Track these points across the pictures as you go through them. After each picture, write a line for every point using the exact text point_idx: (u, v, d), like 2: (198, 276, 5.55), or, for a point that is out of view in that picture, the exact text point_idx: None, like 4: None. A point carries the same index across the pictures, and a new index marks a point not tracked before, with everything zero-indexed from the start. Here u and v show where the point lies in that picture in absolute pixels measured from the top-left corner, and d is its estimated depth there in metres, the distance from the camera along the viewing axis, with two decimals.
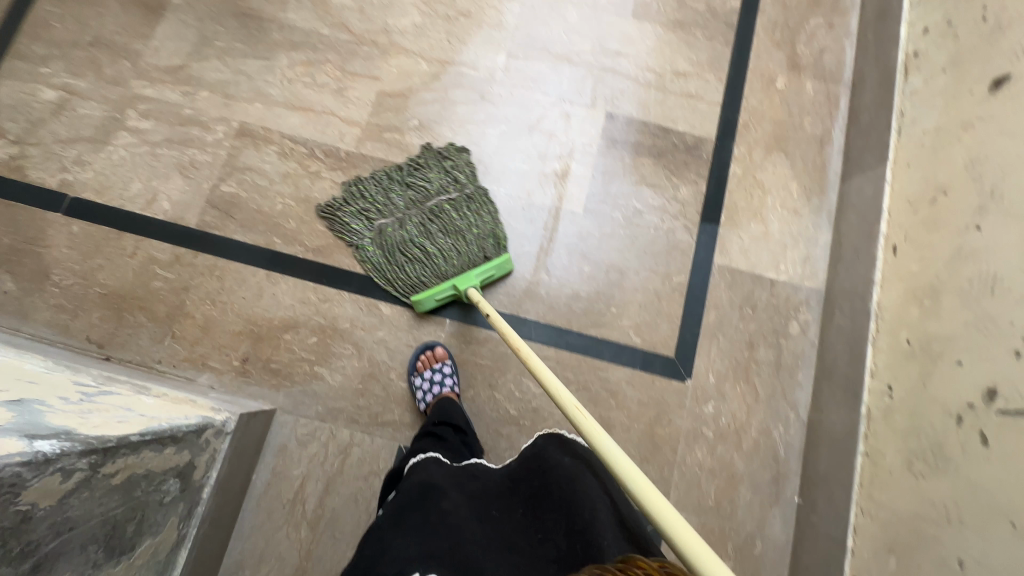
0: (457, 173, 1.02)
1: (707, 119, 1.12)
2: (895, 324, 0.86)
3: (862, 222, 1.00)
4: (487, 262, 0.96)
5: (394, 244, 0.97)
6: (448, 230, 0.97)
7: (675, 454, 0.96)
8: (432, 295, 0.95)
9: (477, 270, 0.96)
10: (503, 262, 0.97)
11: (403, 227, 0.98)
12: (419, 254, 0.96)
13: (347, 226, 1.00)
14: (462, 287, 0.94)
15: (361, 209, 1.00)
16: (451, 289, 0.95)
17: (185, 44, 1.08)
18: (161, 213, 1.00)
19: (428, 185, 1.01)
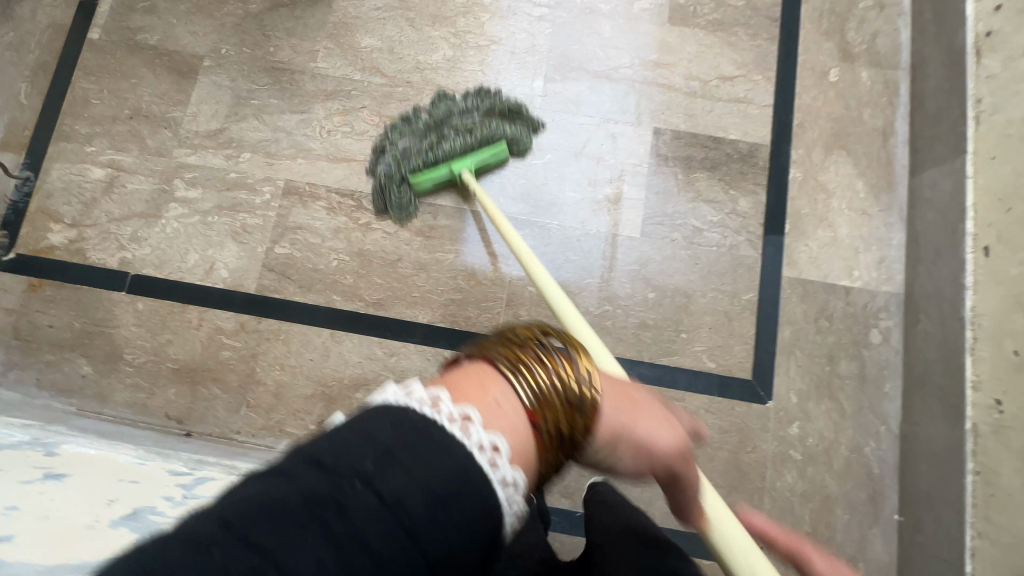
0: (483, 96, 1.05)
1: (759, 123, 1.07)
2: (996, 333, 0.83)
3: (943, 220, 0.94)
4: (483, 150, 1.01)
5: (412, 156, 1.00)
6: (460, 131, 1.01)
7: (764, 481, 0.93)
8: (429, 176, 0.99)
9: (472, 156, 1.01)
10: (498, 150, 1.02)
11: (421, 132, 1.02)
12: (425, 146, 1.00)
13: (374, 152, 1.04)
14: (456, 168, 0.99)
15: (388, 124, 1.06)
16: (447, 173, 1.00)
17: (222, 106, 1.08)
18: (220, 282, 1.01)
19: (452, 101, 1.05)
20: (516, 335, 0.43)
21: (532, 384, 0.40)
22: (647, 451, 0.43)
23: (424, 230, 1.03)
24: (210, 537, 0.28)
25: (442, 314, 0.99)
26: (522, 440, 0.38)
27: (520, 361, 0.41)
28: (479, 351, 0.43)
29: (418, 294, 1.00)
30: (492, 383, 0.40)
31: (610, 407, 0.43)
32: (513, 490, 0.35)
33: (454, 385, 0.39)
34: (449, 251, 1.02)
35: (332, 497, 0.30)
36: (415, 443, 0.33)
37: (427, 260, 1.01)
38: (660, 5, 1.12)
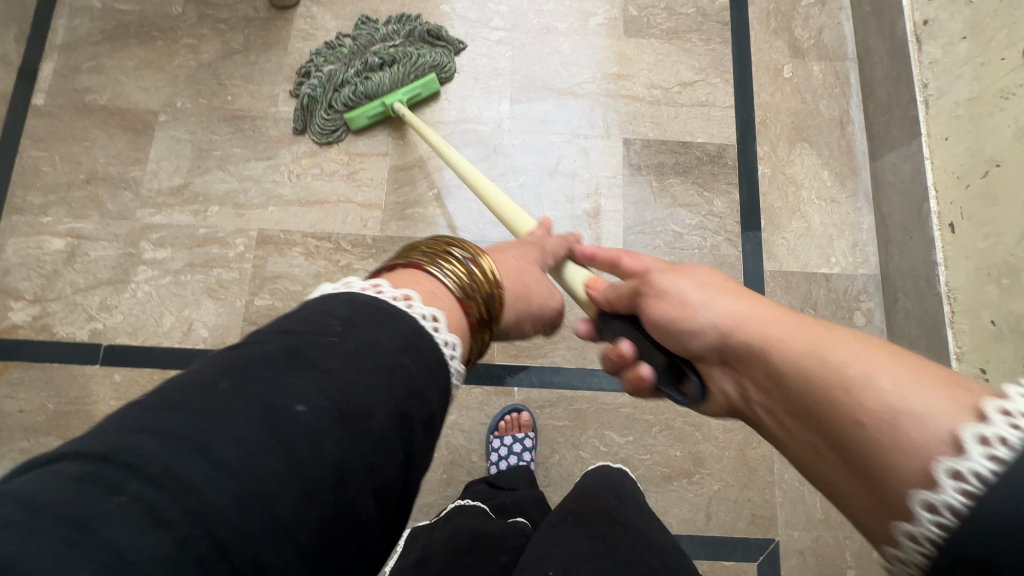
0: (403, 23, 1.09)
1: (724, 125, 1.10)
2: (972, 305, 0.85)
3: (907, 201, 0.98)
4: (414, 82, 1.04)
5: (337, 81, 1.03)
6: (386, 62, 1.05)
7: (773, 474, 0.95)
8: (363, 112, 1.02)
9: (404, 88, 1.04)
10: (429, 82, 1.05)
11: (346, 62, 1.06)
12: (354, 79, 1.04)
13: (301, 78, 1.07)
14: (388, 101, 1.02)
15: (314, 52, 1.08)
16: (380, 107, 1.03)
17: (183, 161, 1.04)
18: (201, 342, 0.97)
19: (375, 32, 1.08)
20: (428, 249, 0.49)
21: (453, 275, 0.47)
22: (540, 317, 0.62)
23: None
24: (214, 380, 0.30)
25: None
26: (457, 319, 0.44)
27: (439, 260, 0.48)
28: (401, 259, 0.48)
29: None
30: (421, 276, 0.45)
31: (512, 280, 0.58)
32: (454, 350, 0.40)
33: (393, 280, 0.43)
34: None
35: (313, 346, 0.33)
36: (371, 313, 0.37)
37: None
38: (614, 19, 1.14)
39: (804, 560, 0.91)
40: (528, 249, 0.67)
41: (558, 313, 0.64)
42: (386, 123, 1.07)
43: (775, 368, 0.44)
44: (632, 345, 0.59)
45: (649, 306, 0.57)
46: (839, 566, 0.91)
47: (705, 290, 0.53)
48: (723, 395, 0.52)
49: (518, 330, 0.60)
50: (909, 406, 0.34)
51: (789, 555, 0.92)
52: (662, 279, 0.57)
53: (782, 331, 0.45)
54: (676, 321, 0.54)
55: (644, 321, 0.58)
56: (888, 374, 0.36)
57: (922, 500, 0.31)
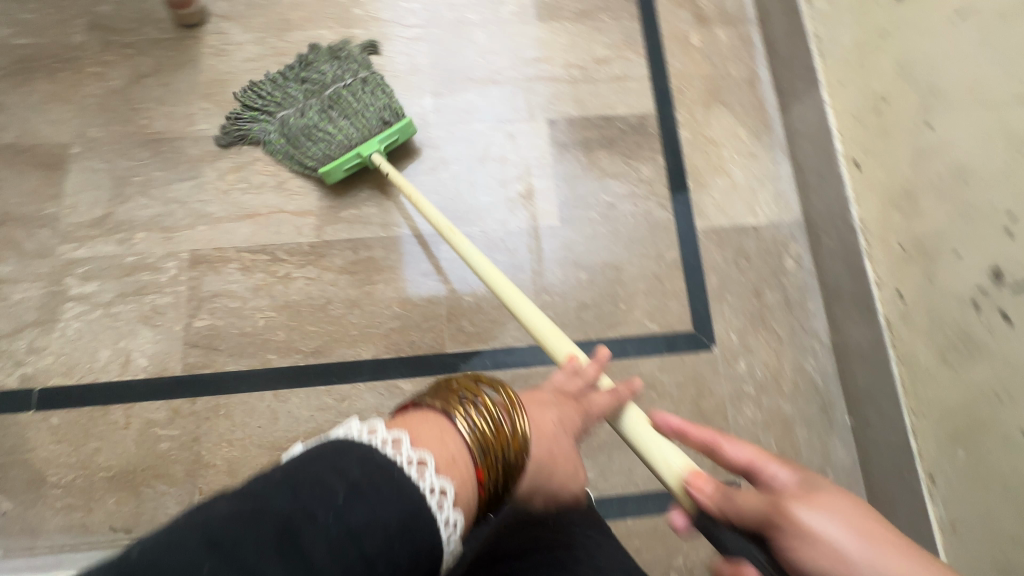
0: (350, 64, 1.06)
1: (642, 96, 1.14)
2: (883, 233, 0.90)
3: (816, 147, 1.04)
4: (386, 129, 1.00)
5: (297, 130, 1.01)
6: (348, 112, 1.01)
7: (728, 421, 0.98)
8: (339, 165, 0.99)
9: (378, 135, 1.00)
10: (404, 125, 1.00)
11: (307, 119, 1.01)
12: (323, 135, 1.00)
13: (252, 124, 1.04)
14: (365, 152, 0.99)
15: (263, 107, 1.05)
16: (357, 158, 0.99)
17: (102, 191, 1.01)
18: (141, 372, 0.94)
19: (322, 77, 1.05)
20: (460, 386, 0.48)
21: (477, 432, 0.44)
22: (557, 493, 0.56)
23: (348, 267, 1.01)
24: (198, 559, 0.29)
25: (385, 345, 0.97)
26: (467, 490, 0.41)
27: (472, 405, 0.46)
28: (434, 398, 0.46)
29: (356, 331, 0.98)
30: (448, 433, 0.43)
31: (542, 446, 0.53)
32: (455, 535, 0.38)
33: (416, 433, 0.42)
34: (377, 281, 1.00)
35: (307, 522, 0.32)
36: (381, 484, 0.36)
37: (358, 296, 0.99)
38: (524, 6, 1.17)
39: None
40: (570, 408, 0.62)
41: (577, 491, 0.57)
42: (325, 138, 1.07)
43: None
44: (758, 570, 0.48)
45: (783, 543, 0.47)
46: None
47: (862, 539, 0.45)
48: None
49: (528, 499, 0.54)
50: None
51: None
52: (801, 511, 0.47)
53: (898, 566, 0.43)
54: (828, 573, 0.44)
55: (771, 548, 0.48)
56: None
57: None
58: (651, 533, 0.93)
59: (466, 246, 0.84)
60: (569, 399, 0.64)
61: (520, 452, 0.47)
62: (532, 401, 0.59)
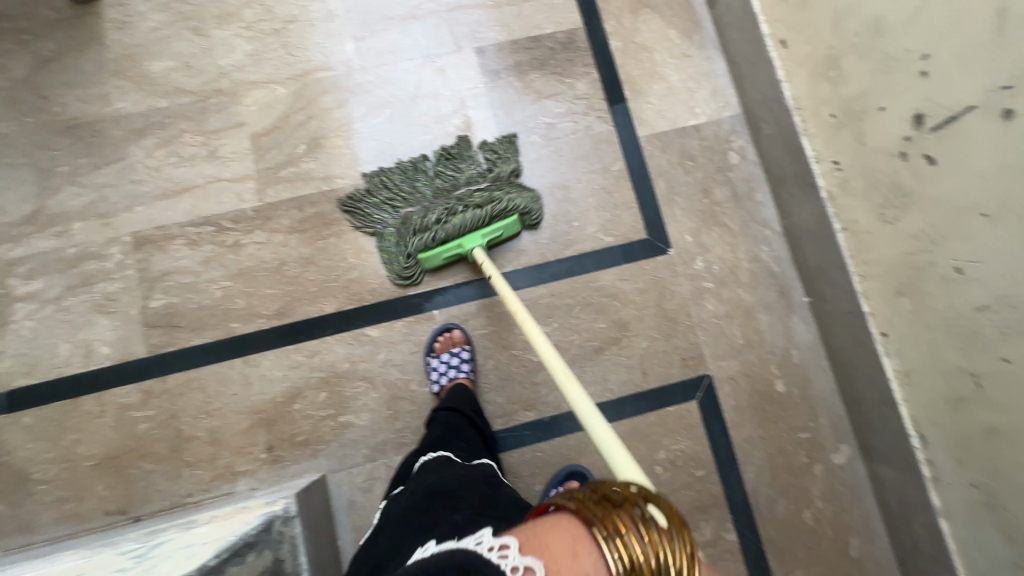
0: (493, 165, 1.03)
1: (568, 11, 1.11)
2: (814, 106, 0.91)
3: (745, 34, 1.03)
4: (492, 223, 0.97)
5: (416, 225, 0.97)
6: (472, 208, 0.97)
7: (692, 319, 1.01)
8: (439, 252, 0.95)
9: (483, 229, 0.96)
10: (510, 224, 0.97)
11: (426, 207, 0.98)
12: (435, 219, 0.97)
13: (372, 215, 1.00)
14: (466, 245, 0.95)
15: (386, 200, 1.00)
16: (457, 249, 0.95)
17: (28, 186, 0.98)
18: (105, 360, 0.93)
19: (456, 163, 1.03)
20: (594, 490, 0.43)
21: (616, 560, 0.38)
22: None
23: (297, 226, 0.99)
24: None
25: (347, 297, 0.97)
26: None
27: (611, 523, 0.39)
28: (573, 500, 0.42)
29: (316, 287, 0.97)
30: (582, 545, 0.40)
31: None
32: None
33: (551, 557, 0.40)
34: (329, 236, 0.99)
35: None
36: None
37: (312, 253, 0.99)
38: None
39: (737, 385, 0.98)
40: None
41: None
42: (252, 101, 1.03)
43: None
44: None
45: None
46: (768, 380, 0.99)
47: None
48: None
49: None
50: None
51: (723, 385, 0.99)
52: None
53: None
54: None
55: None
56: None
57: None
58: (632, 434, 0.96)
59: (584, 406, 0.59)
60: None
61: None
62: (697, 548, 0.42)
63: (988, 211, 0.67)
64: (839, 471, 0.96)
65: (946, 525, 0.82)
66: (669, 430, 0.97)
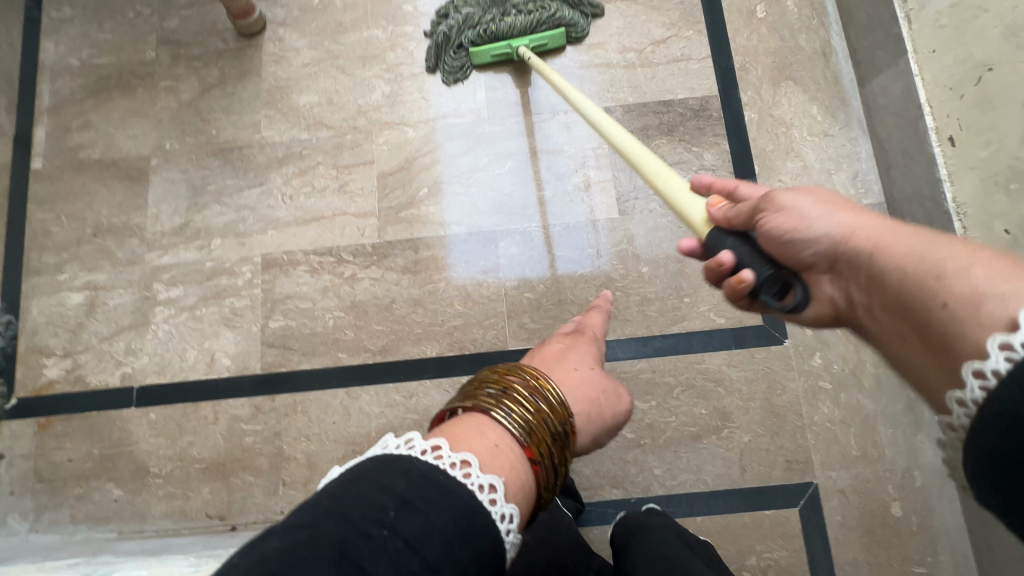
0: None
1: (704, 77, 1.08)
2: (983, 217, 0.83)
3: (902, 122, 0.95)
4: (541, 29, 1.06)
5: (474, 25, 1.06)
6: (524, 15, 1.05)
7: (803, 418, 0.94)
8: (489, 50, 1.06)
9: (533, 35, 1.06)
10: (556, 34, 1.06)
11: (482, 4, 1.08)
12: (491, 14, 1.06)
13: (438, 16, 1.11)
14: (515, 45, 1.05)
15: (452, 5, 1.10)
16: (505, 49, 1.06)
17: (181, 200, 1.08)
18: (224, 371, 1.00)
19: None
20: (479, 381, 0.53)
21: (517, 419, 0.49)
22: (614, 423, 0.62)
23: (410, 266, 1.03)
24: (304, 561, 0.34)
25: (449, 343, 0.99)
26: (519, 474, 0.46)
27: (500, 398, 0.51)
28: (466, 401, 0.51)
29: (421, 329, 1.00)
30: (485, 423, 0.48)
31: (578, 397, 0.58)
32: (510, 523, 0.43)
33: (457, 437, 0.46)
34: (439, 279, 1.02)
35: (365, 540, 0.36)
36: (427, 491, 0.40)
37: (421, 295, 1.01)
38: None
39: (847, 499, 0.91)
40: (582, 345, 0.66)
41: (626, 417, 0.63)
42: (383, 140, 1.08)
43: (883, 271, 0.49)
44: (743, 258, 0.56)
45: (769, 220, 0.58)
46: (882, 500, 0.90)
47: (819, 211, 0.56)
48: (828, 301, 0.57)
49: (594, 443, 0.59)
50: (1004, 289, 0.38)
51: (830, 497, 0.91)
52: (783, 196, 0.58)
53: (911, 247, 0.47)
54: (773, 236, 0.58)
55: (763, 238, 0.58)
56: (983, 268, 0.41)
57: (971, 369, 0.38)
58: (722, 532, 0.91)
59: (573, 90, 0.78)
60: (570, 335, 0.68)
61: (563, 420, 0.52)
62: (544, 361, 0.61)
63: None
64: None
65: None
66: (764, 536, 0.90)
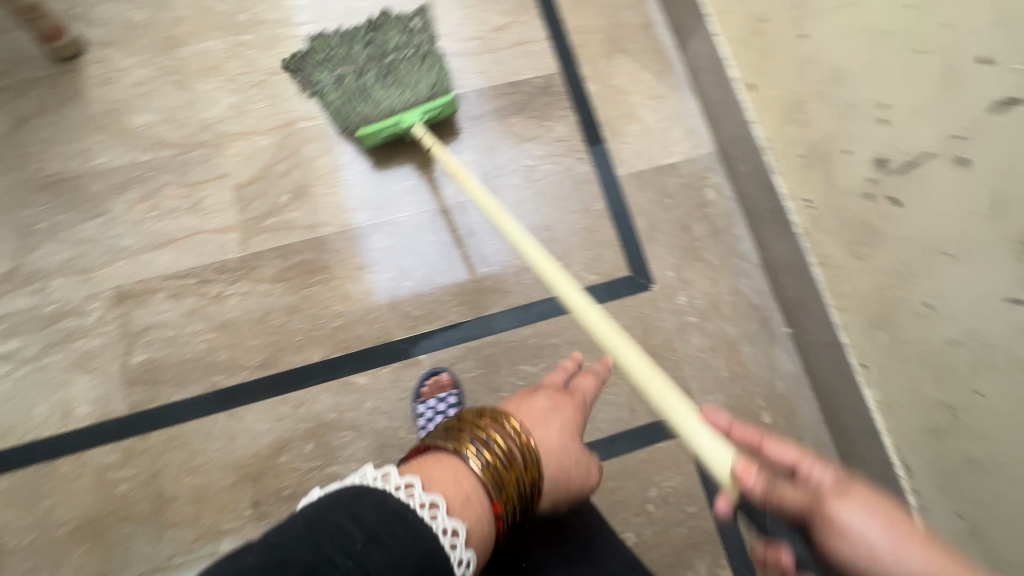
0: (411, 35, 1.08)
1: (545, 57, 1.14)
2: (784, 147, 0.94)
3: (714, 77, 1.07)
4: (430, 101, 1.01)
5: (351, 88, 1.03)
6: (401, 77, 1.03)
7: (677, 353, 1.02)
8: (379, 130, 1.00)
9: (420, 107, 1.01)
10: (447, 102, 1.02)
11: (358, 62, 1.05)
12: (376, 98, 1.02)
13: (313, 76, 1.07)
14: (405, 121, 1.00)
15: (325, 60, 1.07)
16: (395, 126, 1.00)
17: (6, 244, 0.97)
18: (83, 420, 0.91)
19: (386, 44, 1.06)
20: (463, 422, 0.54)
21: (491, 471, 0.50)
22: (575, 494, 0.62)
23: (281, 274, 0.99)
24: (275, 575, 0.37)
25: (333, 344, 0.97)
26: (483, 527, 0.48)
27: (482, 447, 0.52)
28: (450, 441, 0.52)
29: (301, 336, 0.97)
30: (461, 470, 0.50)
31: (551, 464, 0.59)
32: (466, 569, 0.45)
33: (433, 477, 0.48)
34: (314, 283, 0.99)
35: (329, 568, 0.38)
36: (396, 527, 0.42)
37: (296, 301, 0.98)
38: None
39: None
40: (567, 407, 0.65)
41: (590, 492, 0.64)
42: (235, 152, 1.04)
43: None
44: (795, 557, 0.38)
45: (825, 533, 0.38)
46: (754, 411, 1.00)
47: (891, 524, 0.38)
48: None
49: (552, 509, 0.60)
50: None
51: None
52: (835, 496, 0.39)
53: None
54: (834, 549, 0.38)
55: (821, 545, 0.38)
56: None
57: None
58: (623, 472, 0.96)
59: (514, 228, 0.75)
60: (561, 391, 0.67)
61: (533, 482, 0.54)
62: (532, 414, 0.62)
63: (951, 251, 0.69)
64: None
65: None
66: (659, 467, 0.97)
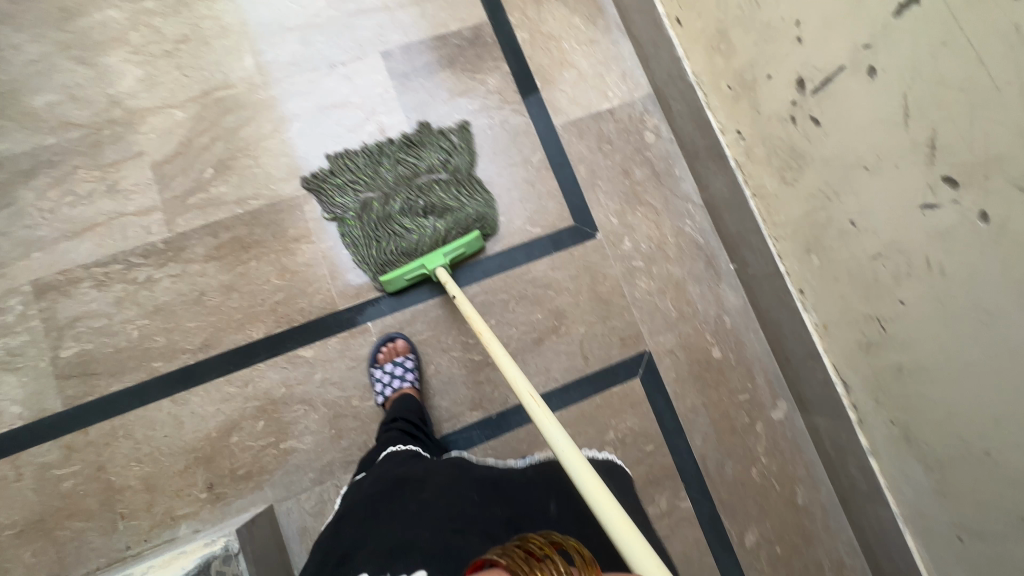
0: (451, 156, 1.02)
1: (471, 7, 1.10)
2: (713, 80, 0.94)
3: (644, 16, 1.05)
4: (455, 240, 0.96)
5: (379, 218, 0.97)
6: (433, 211, 0.98)
7: (626, 298, 1.02)
8: (402, 274, 0.93)
9: (446, 247, 0.95)
10: (471, 238, 0.96)
11: (387, 188, 0.99)
12: (400, 231, 0.96)
13: (334, 198, 0.98)
14: (430, 264, 0.93)
15: (348, 181, 0.99)
16: (420, 270, 0.94)
17: None
18: (16, 420, 0.88)
19: (419, 165, 1.01)
20: (538, 548, 0.36)
21: None
22: None
23: (213, 253, 0.95)
24: None
25: (275, 321, 0.94)
26: None
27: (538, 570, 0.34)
28: (505, 555, 0.36)
29: (241, 314, 0.94)
30: None
31: None
32: None
33: None
34: (249, 259, 0.96)
35: None
36: None
37: (233, 279, 0.95)
38: None
39: (676, 356, 1.01)
40: None
41: None
42: (151, 129, 0.98)
43: None
44: None
45: None
46: (704, 348, 1.02)
47: None
48: None
49: None
50: None
51: (663, 358, 1.01)
52: None
53: None
54: None
55: None
56: None
57: None
58: (580, 419, 0.97)
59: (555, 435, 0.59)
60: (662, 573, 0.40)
61: None
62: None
63: (869, 165, 0.70)
64: (779, 426, 1.00)
65: (875, 463, 0.88)
66: (616, 410, 0.98)
